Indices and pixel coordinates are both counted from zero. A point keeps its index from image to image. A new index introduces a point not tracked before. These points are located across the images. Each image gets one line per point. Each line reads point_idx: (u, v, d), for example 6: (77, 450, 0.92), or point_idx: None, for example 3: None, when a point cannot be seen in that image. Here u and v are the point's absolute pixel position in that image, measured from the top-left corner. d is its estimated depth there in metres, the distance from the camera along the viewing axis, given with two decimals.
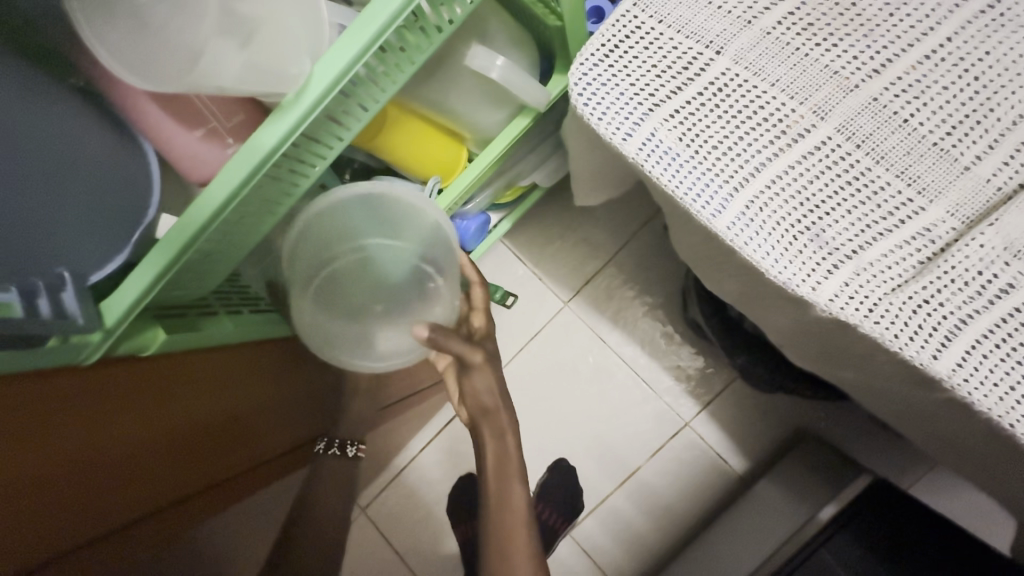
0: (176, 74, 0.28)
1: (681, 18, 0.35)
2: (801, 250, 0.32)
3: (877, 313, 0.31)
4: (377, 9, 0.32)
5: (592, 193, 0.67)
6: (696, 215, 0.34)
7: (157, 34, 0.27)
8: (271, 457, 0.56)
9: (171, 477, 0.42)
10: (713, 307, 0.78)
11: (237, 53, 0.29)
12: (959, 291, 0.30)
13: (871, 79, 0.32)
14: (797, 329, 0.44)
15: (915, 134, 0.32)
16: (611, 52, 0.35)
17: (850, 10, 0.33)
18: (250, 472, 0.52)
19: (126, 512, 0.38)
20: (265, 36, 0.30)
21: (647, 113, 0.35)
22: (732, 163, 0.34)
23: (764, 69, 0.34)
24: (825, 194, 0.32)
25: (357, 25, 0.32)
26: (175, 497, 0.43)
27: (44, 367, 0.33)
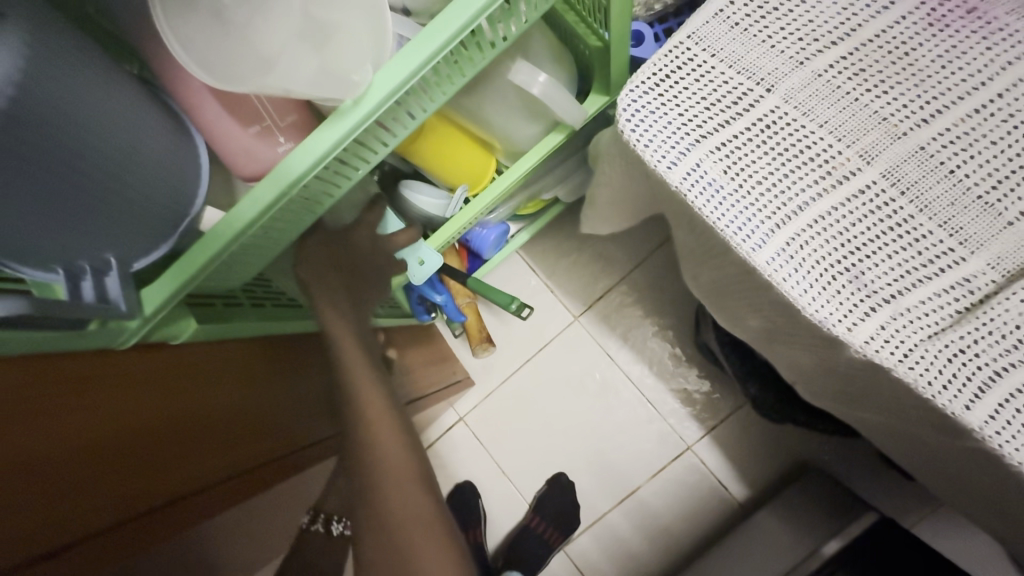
0: (250, 74, 0.29)
1: (734, 53, 0.35)
2: (840, 290, 0.32)
3: (911, 359, 0.31)
4: (441, 23, 0.32)
5: (599, 224, 0.69)
6: (736, 247, 0.35)
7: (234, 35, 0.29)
8: (296, 448, 0.53)
9: (187, 465, 0.40)
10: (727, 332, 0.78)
11: (310, 56, 0.30)
12: (996, 344, 0.30)
13: (920, 128, 0.33)
14: (822, 366, 0.44)
15: (959, 185, 0.32)
16: (662, 81, 0.36)
17: (903, 58, 0.34)
18: (277, 463, 0.50)
19: (138, 501, 0.36)
20: (336, 40, 0.31)
21: (693, 143, 0.35)
22: (776, 199, 0.34)
23: (813, 110, 0.34)
24: (866, 237, 0.33)
25: (421, 37, 0.32)
26: (195, 486, 0.40)
27: (48, 352, 0.32)
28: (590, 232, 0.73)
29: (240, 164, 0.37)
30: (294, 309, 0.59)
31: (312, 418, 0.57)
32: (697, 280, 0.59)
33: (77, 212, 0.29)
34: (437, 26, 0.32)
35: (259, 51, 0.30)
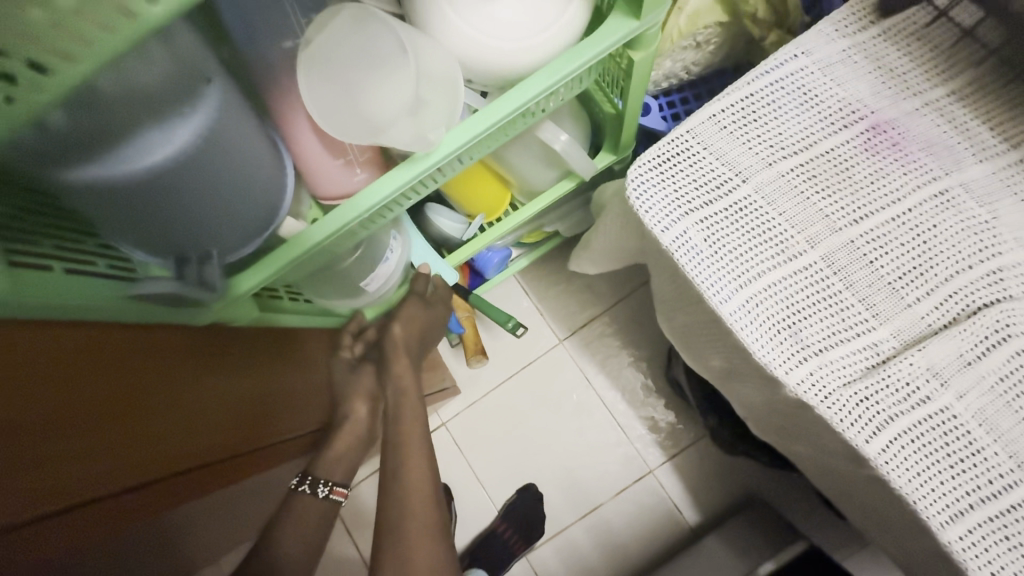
0: (361, 131, 0.39)
1: (720, 149, 0.46)
2: (782, 342, 0.42)
3: (829, 400, 0.41)
4: (503, 103, 0.42)
5: (584, 264, 0.79)
6: (708, 300, 0.44)
7: (353, 99, 0.38)
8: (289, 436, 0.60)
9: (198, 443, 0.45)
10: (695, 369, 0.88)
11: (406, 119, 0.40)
12: (891, 394, 0.40)
13: (851, 225, 0.43)
14: (767, 404, 0.54)
15: (876, 273, 0.43)
16: (663, 163, 0.46)
17: (844, 172, 0.44)
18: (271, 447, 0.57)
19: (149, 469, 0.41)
20: (427, 110, 0.41)
21: (682, 215, 0.45)
22: (741, 266, 0.44)
23: (775, 201, 0.44)
24: (805, 303, 0.43)
25: (486, 111, 0.42)
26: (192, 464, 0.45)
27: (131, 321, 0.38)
28: (575, 268, 0.83)
29: (326, 188, 0.46)
30: (319, 306, 0.66)
31: (301, 415, 0.62)
32: (670, 323, 0.68)
33: (195, 213, 0.37)
34: (500, 104, 0.42)
35: (368, 115, 0.39)
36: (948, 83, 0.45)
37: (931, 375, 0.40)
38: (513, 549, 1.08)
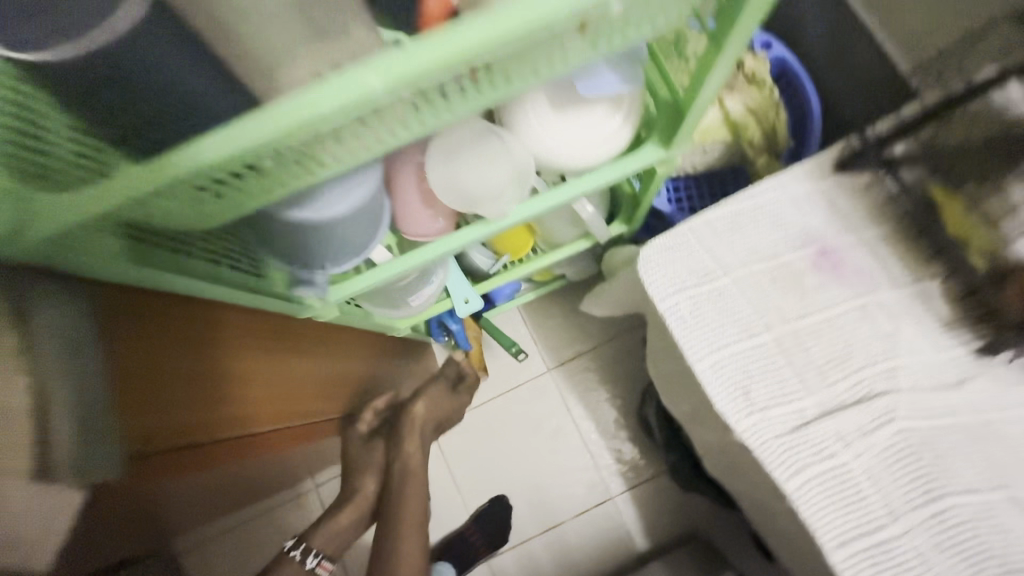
0: (462, 201, 0.54)
1: (710, 248, 0.61)
2: (734, 398, 0.57)
3: (762, 445, 0.56)
4: (560, 192, 0.57)
5: (594, 305, 0.93)
6: (685, 358, 0.59)
7: (462, 178, 0.53)
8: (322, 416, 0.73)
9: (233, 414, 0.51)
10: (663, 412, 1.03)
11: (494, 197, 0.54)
12: (806, 447, 0.55)
13: (796, 319, 0.59)
14: (720, 445, 0.68)
15: (809, 357, 0.58)
16: (667, 251, 0.61)
17: (796, 280, 0.60)
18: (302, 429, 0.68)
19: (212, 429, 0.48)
20: (509, 192, 0.55)
21: (676, 292, 0.60)
22: (713, 337, 0.59)
23: (744, 293, 0.60)
24: (755, 371, 0.58)
25: (546, 197, 0.57)
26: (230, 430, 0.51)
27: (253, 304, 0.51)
28: (586, 308, 0.98)
29: (411, 227, 0.58)
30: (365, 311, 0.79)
31: (337, 404, 0.78)
32: (652, 369, 0.82)
33: (331, 247, 0.50)
34: (558, 197, 0.57)
35: (468, 191, 0.54)
36: (878, 226, 0.62)
37: (839, 438, 0.55)
38: (478, 551, 1.18)
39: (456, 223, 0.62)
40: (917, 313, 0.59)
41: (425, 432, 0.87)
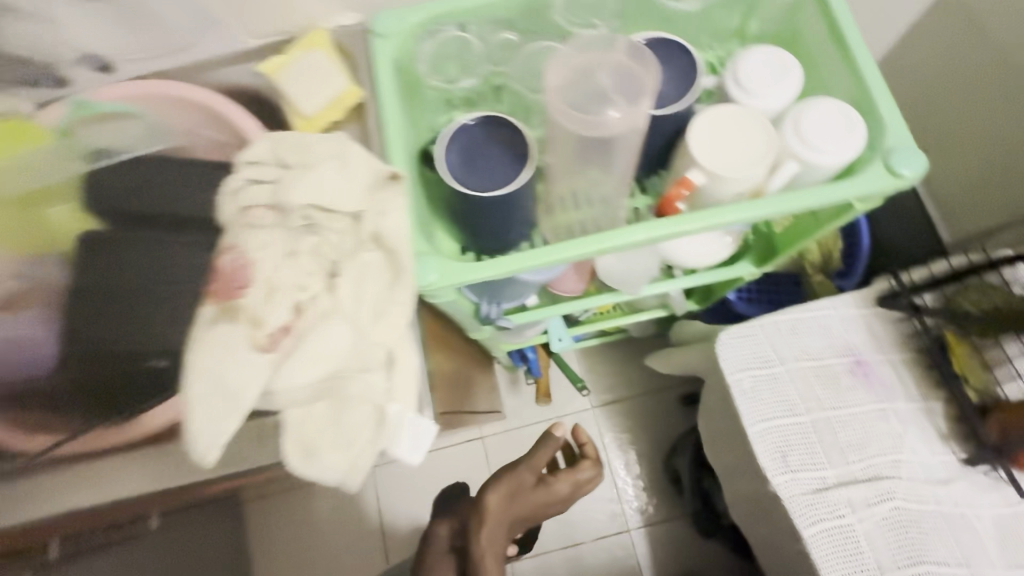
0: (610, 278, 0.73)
1: (772, 341, 0.82)
2: (774, 459, 0.76)
3: (790, 497, 0.74)
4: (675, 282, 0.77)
5: (660, 362, 1.14)
6: (741, 422, 0.79)
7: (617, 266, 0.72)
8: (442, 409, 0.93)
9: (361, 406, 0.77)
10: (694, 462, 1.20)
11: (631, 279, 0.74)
12: (824, 506, 0.74)
13: (830, 409, 0.78)
14: (752, 495, 0.86)
15: (836, 439, 0.77)
16: (740, 338, 0.82)
17: (835, 379, 0.80)
18: None
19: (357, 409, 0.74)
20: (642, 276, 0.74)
21: (742, 370, 0.80)
22: (765, 410, 0.79)
23: (794, 381, 0.80)
24: (793, 442, 0.77)
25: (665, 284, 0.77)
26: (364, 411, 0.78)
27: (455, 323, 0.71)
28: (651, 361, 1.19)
29: (561, 285, 0.78)
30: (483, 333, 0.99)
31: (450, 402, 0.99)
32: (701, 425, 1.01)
33: (516, 292, 0.70)
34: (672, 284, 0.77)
35: (616, 274, 0.73)
36: (903, 351, 0.81)
37: (849, 504, 0.74)
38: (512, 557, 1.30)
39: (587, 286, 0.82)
40: (921, 422, 0.78)
41: (506, 540, 0.63)
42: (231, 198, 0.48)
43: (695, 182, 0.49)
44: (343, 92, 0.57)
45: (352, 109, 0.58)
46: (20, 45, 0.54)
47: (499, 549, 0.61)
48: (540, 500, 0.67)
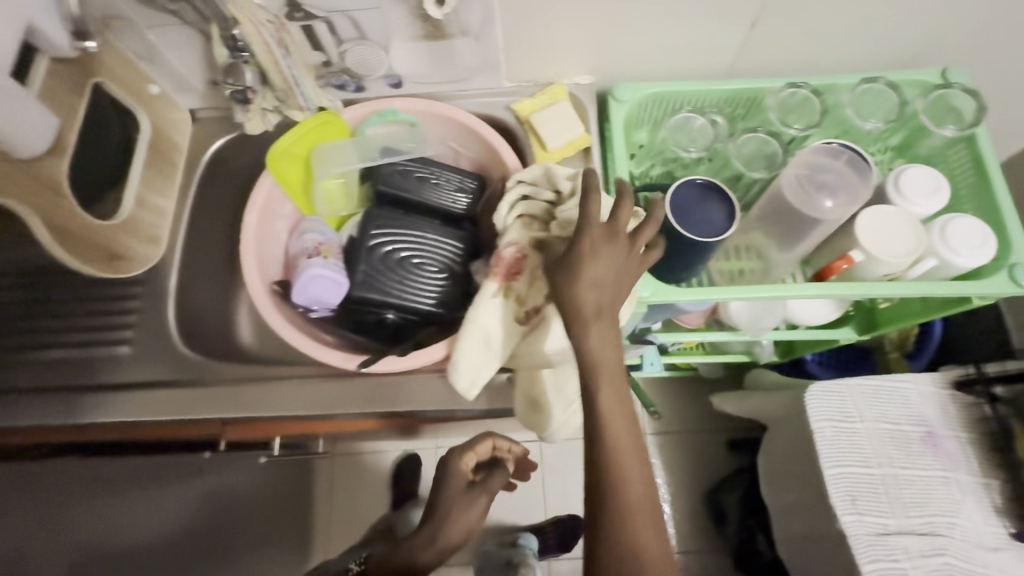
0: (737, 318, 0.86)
1: (854, 400, 0.94)
2: (844, 500, 0.88)
3: (855, 535, 0.86)
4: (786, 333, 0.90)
5: (726, 404, 1.19)
6: (818, 463, 0.90)
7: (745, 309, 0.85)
8: None
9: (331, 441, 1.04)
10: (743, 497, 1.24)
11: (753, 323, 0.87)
12: (884, 548, 0.85)
13: (898, 468, 0.90)
14: (814, 533, 0.95)
15: (899, 495, 0.89)
16: (827, 391, 0.94)
17: (904, 443, 0.92)
18: None
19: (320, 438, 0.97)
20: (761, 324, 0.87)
21: (825, 419, 0.92)
22: (841, 457, 0.90)
23: (868, 437, 0.92)
24: (862, 489, 0.89)
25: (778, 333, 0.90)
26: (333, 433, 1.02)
27: None
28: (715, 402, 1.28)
29: (684, 319, 0.92)
30: None
31: None
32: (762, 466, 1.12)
33: (657, 315, 0.83)
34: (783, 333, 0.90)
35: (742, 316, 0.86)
36: (969, 431, 0.93)
37: (905, 551, 0.85)
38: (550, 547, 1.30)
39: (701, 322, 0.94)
40: (977, 495, 0.90)
41: (599, 328, 0.53)
42: (508, 208, 0.64)
43: (855, 259, 0.63)
44: (575, 135, 0.73)
45: (581, 150, 0.74)
46: (354, 61, 0.72)
47: (606, 359, 0.52)
48: (607, 270, 0.53)
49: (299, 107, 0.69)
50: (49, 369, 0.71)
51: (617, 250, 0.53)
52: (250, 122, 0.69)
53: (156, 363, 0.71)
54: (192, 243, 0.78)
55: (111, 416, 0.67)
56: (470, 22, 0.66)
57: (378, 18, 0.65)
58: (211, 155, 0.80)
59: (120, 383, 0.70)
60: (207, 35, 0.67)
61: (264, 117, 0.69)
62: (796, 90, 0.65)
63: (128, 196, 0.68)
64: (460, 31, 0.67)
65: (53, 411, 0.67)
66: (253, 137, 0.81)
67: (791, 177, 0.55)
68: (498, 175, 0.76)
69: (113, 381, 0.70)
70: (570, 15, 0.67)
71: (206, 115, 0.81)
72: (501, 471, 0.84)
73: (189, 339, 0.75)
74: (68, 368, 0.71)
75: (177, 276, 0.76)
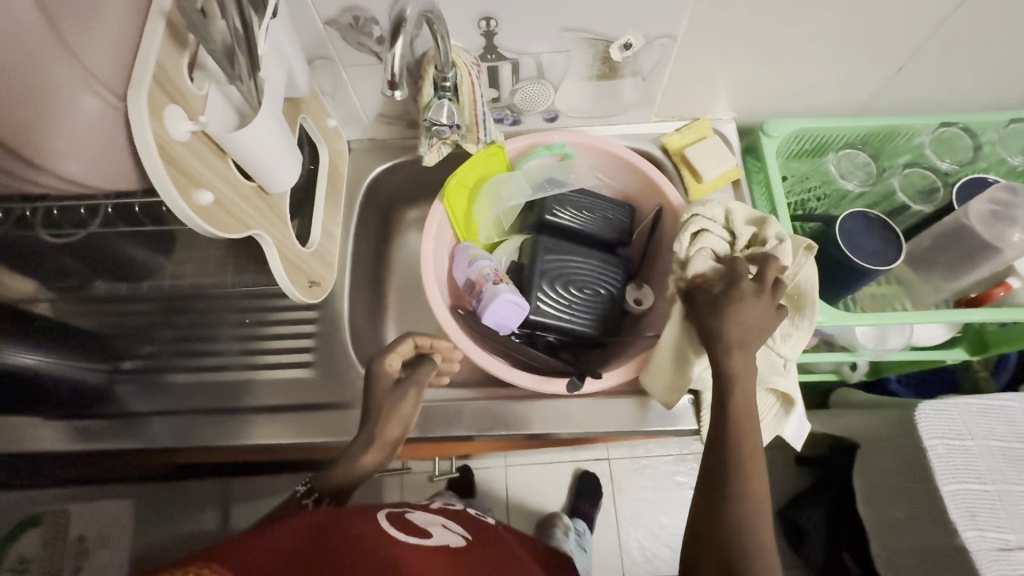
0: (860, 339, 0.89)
1: (964, 418, 0.97)
2: (964, 517, 0.91)
3: (977, 550, 0.89)
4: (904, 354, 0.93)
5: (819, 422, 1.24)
6: (935, 481, 0.94)
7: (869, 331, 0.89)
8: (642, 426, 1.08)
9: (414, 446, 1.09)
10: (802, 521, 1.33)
11: (877, 345, 0.90)
12: (1008, 563, 0.89)
13: (1013, 483, 0.94)
14: (926, 548, 0.99)
15: (1017, 510, 0.92)
16: (939, 409, 0.97)
17: (1015, 459, 0.96)
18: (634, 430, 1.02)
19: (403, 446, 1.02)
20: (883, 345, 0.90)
21: (939, 436, 0.95)
22: (957, 474, 0.93)
23: (981, 454, 0.95)
24: (979, 505, 0.92)
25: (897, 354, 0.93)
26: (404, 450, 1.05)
27: None
28: None
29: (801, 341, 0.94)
30: None
31: None
32: (859, 480, 1.15)
33: None
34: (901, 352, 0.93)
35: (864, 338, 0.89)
36: None
37: None
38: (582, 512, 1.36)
39: (814, 343, 0.97)
40: None
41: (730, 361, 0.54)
42: (689, 238, 0.65)
43: (1013, 285, 0.67)
44: (726, 168, 0.77)
45: (731, 181, 0.78)
46: (522, 98, 0.76)
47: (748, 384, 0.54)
48: (751, 319, 0.55)
49: (476, 141, 0.72)
50: (181, 392, 0.74)
51: (762, 307, 0.56)
52: (429, 154, 0.72)
53: (333, 388, 0.75)
54: (351, 267, 0.81)
55: (271, 439, 0.71)
56: (645, 64, 0.70)
57: (562, 60, 0.69)
58: (368, 183, 0.83)
59: (262, 407, 0.74)
60: None
61: (440, 149, 0.73)
62: (948, 127, 0.71)
63: (315, 224, 0.71)
64: (632, 73, 0.72)
65: (204, 432, 0.71)
66: (404, 166, 0.85)
67: (983, 211, 0.63)
68: (647, 204, 0.81)
69: (258, 405, 0.74)
70: (736, 58, 0.72)
71: (360, 144, 0.84)
72: (426, 365, 0.69)
73: (352, 360, 0.78)
74: (218, 393, 0.74)
75: (340, 299, 0.79)
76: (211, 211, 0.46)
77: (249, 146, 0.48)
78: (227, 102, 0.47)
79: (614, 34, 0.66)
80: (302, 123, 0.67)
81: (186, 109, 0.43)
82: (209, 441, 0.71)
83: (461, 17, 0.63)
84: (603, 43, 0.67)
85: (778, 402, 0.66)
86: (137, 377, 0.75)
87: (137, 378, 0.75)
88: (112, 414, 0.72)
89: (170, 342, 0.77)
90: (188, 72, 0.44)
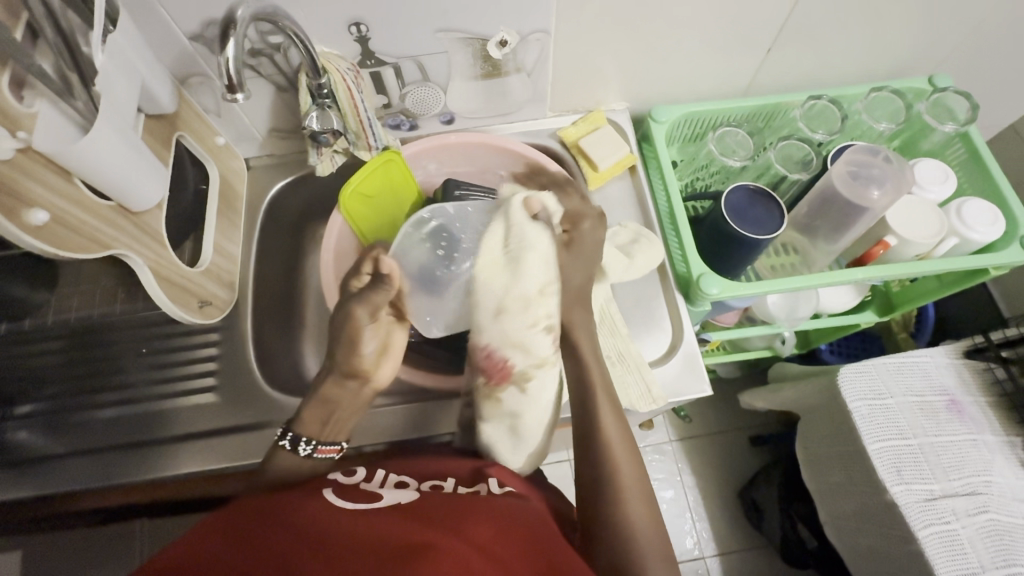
0: (771, 308, 0.93)
1: (884, 378, 1.00)
2: (892, 473, 0.93)
3: (907, 505, 0.91)
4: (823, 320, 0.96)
5: (758, 399, 1.27)
6: (862, 442, 0.95)
7: (778, 301, 0.92)
8: None
9: None
10: (816, 492, 1.13)
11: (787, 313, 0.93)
12: (935, 513, 0.91)
13: (935, 436, 0.97)
14: (859, 506, 1.02)
15: (941, 460, 0.96)
16: (860, 371, 0.99)
17: (934, 412, 1.00)
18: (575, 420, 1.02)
19: None
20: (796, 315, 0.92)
21: (861, 398, 0.97)
22: (882, 433, 0.96)
23: (904, 412, 0.98)
24: (905, 460, 0.95)
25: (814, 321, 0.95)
26: None
27: None
28: (742, 401, 1.33)
29: (720, 319, 0.96)
30: None
31: None
32: (802, 449, 1.15)
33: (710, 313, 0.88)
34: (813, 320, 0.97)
35: (771, 309, 0.93)
36: (986, 394, 1.03)
37: (954, 512, 0.92)
38: None
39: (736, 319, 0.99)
40: (1003, 452, 0.99)
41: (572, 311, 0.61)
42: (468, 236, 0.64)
43: (890, 243, 0.70)
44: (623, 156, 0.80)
45: (627, 168, 0.81)
46: (412, 103, 0.76)
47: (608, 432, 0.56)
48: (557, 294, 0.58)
49: (367, 147, 0.73)
50: (84, 431, 0.70)
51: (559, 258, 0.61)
52: (320, 164, 0.72)
53: (240, 407, 0.72)
54: (258, 286, 0.79)
55: (190, 467, 0.67)
56: (526, 60, 0.71)
57: (442, 61, 0.70)
58: (268, 201, 0.82)
59: (179, 435, 0.70)
60: (279, 87, 0.70)
61: (332, 158, 0.72)
62: (816, 101, 0.76)
63: (207, 243, 0.69)
64: (516, 69, 0.73)
65: (125, 469, 0.67)
66: (308, 179, 0.84)
67: (843, 173, 0.68)
68: None
69: (177, 434, 0.70)
70: (615, 51, 0.74)
71: (260, 162, 0.83)
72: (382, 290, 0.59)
73: (268, 377, 0.76)
74: (124, 428, 0.70)
75: (247, 318, 0.77)
76: (52, 231, 0.45)
77: (92, 161, 0.46)
78: (64, 118, 0.45)
79: (488, 32, 0.66)
80: (180, 140, 0.65)
81: (7, 124, 0.40)
82: (130, 478, 0.67)
83: (331, 24, 0.63)
84: (479, 41, 0.68)
85: (653, 386, 0.67)
86: (39, 420, 0.70)
87: (37, 422, 0.71)
88: (14, 460, 0.67)
89: (70, 383, 0.72)
90: (13, 90, 0.42)
